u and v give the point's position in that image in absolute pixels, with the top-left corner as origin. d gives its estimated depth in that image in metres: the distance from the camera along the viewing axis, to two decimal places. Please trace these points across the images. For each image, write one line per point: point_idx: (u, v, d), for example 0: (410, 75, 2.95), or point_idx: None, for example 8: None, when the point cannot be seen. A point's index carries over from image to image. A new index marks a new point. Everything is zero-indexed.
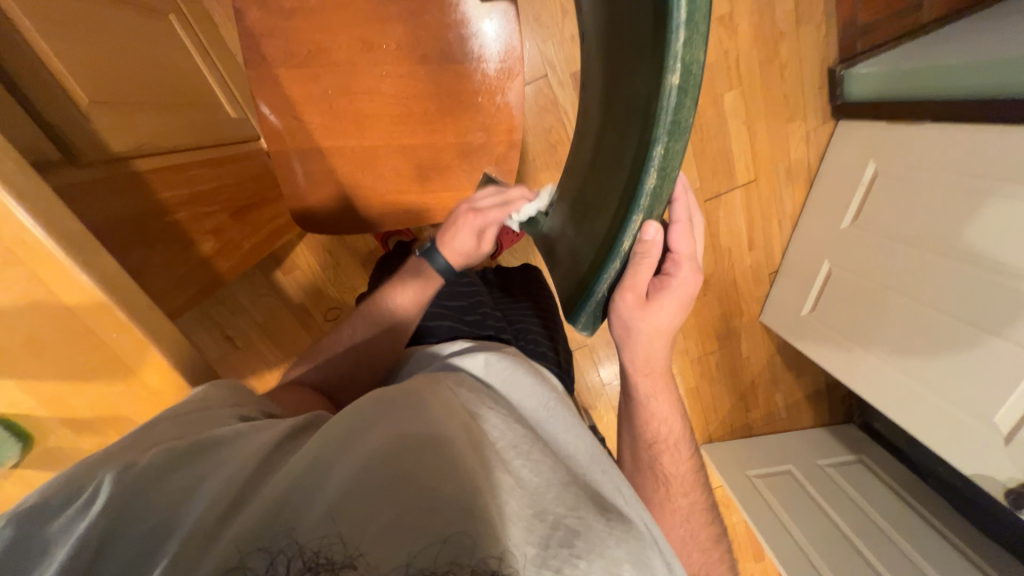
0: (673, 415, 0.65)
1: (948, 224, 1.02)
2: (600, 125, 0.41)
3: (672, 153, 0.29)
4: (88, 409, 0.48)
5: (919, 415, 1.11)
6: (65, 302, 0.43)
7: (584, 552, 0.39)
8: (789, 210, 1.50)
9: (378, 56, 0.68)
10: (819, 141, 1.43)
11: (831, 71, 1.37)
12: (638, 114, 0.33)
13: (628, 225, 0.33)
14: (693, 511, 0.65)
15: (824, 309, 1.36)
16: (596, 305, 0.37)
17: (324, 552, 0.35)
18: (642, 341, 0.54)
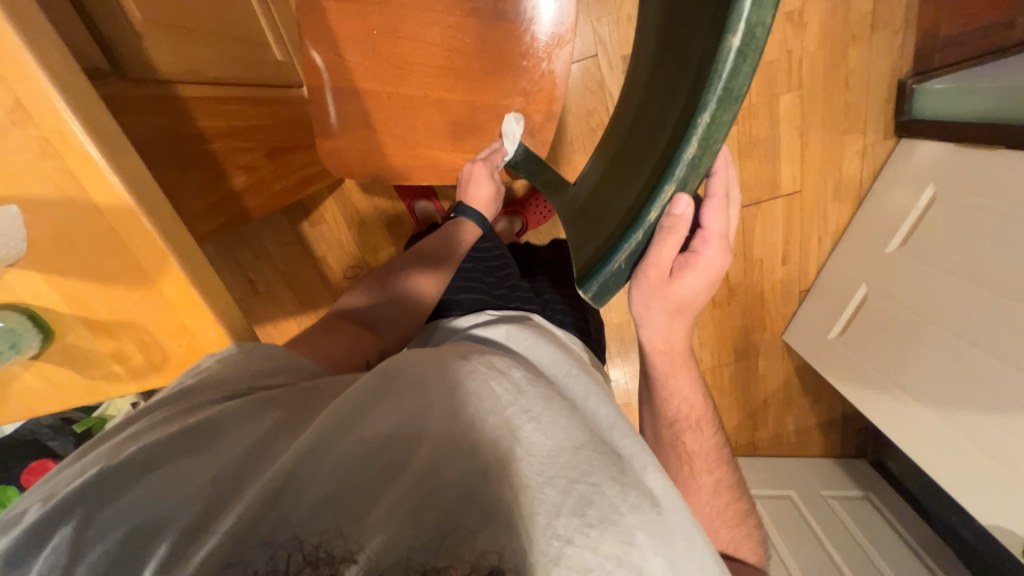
0: (695, 394, 0.63)
1: (1015, 264, 0.94)
2: (643, 97, 0.40)
3: (719, 123, 0.28)
4: (107, 314, 0.49)
5: (941, 457, 1.05)
6: (95, 201, 0.44)
7: (596, 522, 0.37)
8: (832, 228, 1.43)
9: (429, 3, 0.67)
10: (876, 157, 1.34)
11: (901, 84, 1.26)
12: (686, 81, 0.31)
13: (657, 195, 0.31)
14: (719, 489, 0.63)
15: (854, 336, 1.30)
16: (609, 276, 0.35)
17: (324, 546, 0.35)
18: (662, 317, 0.52)
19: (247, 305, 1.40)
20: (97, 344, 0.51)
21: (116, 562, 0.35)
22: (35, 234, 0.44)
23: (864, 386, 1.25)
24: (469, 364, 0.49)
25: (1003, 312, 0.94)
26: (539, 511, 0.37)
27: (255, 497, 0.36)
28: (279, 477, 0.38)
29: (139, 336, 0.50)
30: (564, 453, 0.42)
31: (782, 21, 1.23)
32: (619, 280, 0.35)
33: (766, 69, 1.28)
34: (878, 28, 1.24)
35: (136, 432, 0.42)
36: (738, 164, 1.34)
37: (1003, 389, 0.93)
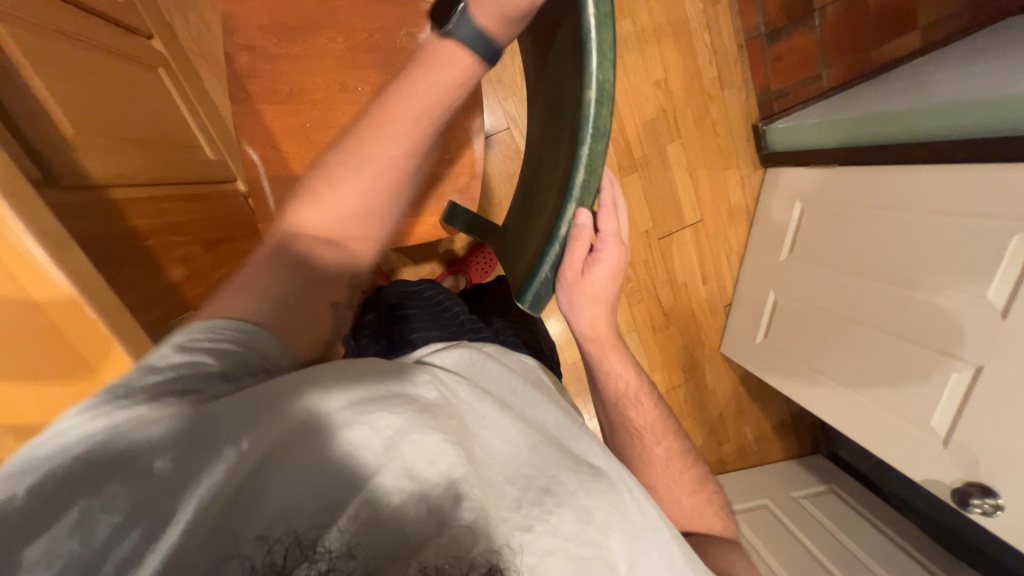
0: (629, 370, 0.68)
1: (871, 252, 1.15)
2: (541, 147, 0.50)
3: (595, 152, 0.38)
4: (44, 412, 0.47)
5: (868, 428, 1.19)
6: (36, 298, 0.45)
7: (555, 507, 0.42)
8: (735, 246, 1.64)
9: (354, 97, 0.75)
10: (753, 185, 1.60)
11: (756, 127, 1.55)
12: (567, 129, 0.42)
13: (563, 213, 0.41)
14: (671, 458, 0.67)
15: (776, 336, 1.47)
16: (541, 285, 0.43)
17: (323, 542, 0.35)
18: (585, 308, 0.59)
19: None
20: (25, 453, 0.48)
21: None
22: None
23: (798, 380, 1.39)
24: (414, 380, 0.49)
25: (882, 288, 1.12)
26: (493, 504, 0.41)
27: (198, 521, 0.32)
28: (228, 493, 0.34)
29: None
30: (523, 455, 0.46)
31: (653, 88, 1.47)
32: (548, 288, 0.44)
33: (652, 126, 1.50)
34: (726, 88, 1.52)
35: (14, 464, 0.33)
36: (646, 206, 1.54)
37: (896, 355, 1.09)
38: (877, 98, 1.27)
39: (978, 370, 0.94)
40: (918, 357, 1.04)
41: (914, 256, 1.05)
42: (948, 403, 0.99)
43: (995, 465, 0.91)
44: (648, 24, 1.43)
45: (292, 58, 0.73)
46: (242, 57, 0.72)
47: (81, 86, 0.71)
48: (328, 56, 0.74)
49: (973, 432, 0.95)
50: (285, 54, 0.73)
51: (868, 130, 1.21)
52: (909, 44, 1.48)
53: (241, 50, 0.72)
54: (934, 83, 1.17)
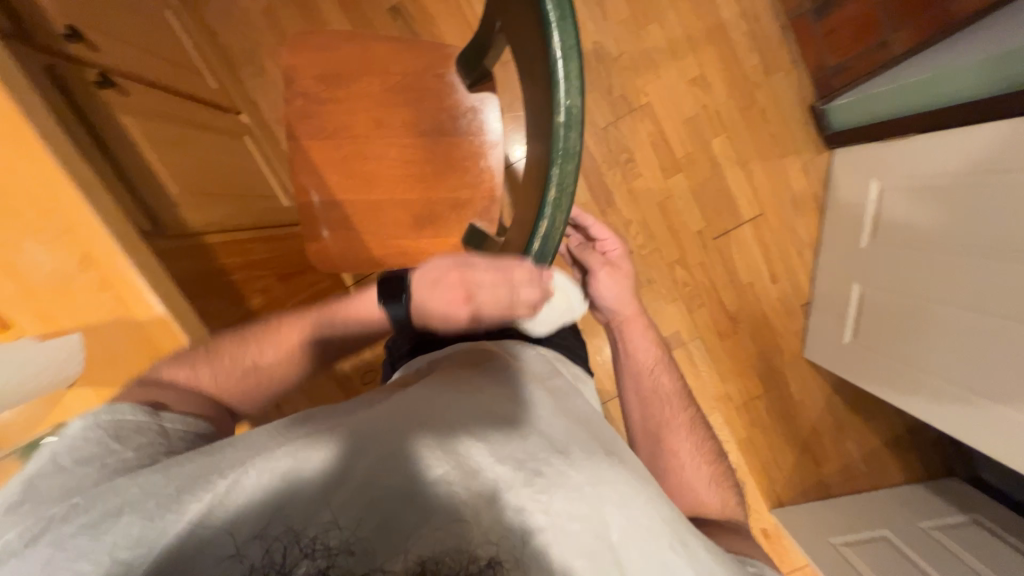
0: (650, 341, 0.73)
1: (976, 225, 0.99)
2: (533, 163, 0.55)
3: (564, 173, 0.43)
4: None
5: (1005, 439, 0.98)
6: (140, 318, 0.57)
7: (547, 487, 0.44)
8: (806, 239, 1.49)
9: (386, 131, 0.85)
10: (819, 170, 1.46)
11: (813, 108, 1.43)
12: (546, 148, 0.46)
13: (537, 229, 0.45)
14: (693, 427, 0.69)
15: (868, 333, 1.29)
16: None
17: (323, 539, 0.39)
18: (610, 284, 0.70)
19: None
20: None
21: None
22: (92, 350, 0.57)
23: (900, 383, 1.20)
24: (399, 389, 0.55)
25: (991, 270, 0.96)
26: (473, 493, 0.43)
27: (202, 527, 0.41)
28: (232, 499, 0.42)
29: None
30: (510, 440, 0.47)
31: (690, 86, 1.43)
32: None
33: (693, 123, 1.44)
34: (773, 73, 1.44)
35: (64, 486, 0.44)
36: (696, 205, 1.47)
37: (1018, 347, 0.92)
38: (957, 51, 1.12)
39: None
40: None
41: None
42: None
43: None
44: (678, 24, 1.41)
45: (334, 107, 0.85)
46: (295, 112, 0.85)
47: (183, 156, 0.89)
48: (362, 101, 0.85)
49: None
50: (329, 104, 0.85)
51: (950, 87, 1.07)
52: None
53: (294, 106, 0.85)
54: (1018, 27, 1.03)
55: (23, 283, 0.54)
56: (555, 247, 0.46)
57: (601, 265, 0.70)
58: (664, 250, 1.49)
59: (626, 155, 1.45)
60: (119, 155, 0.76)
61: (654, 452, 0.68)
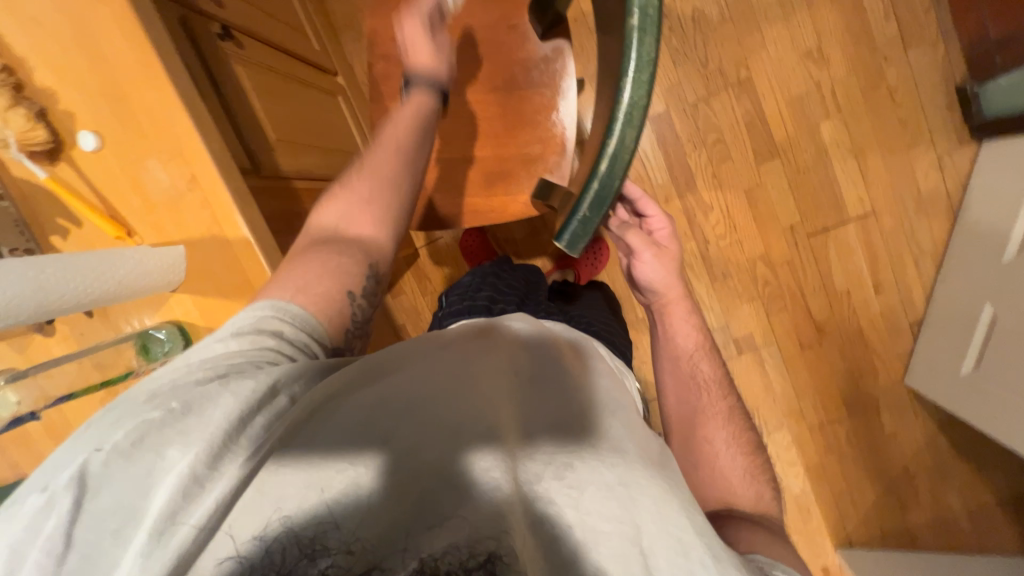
0: (693, 325, 0.65)
1: None
2: (598, 102, 0.50)
3: (638, 83, 0.40)
4: (225, 321, 0.65)
5: None
6: (229, 237, 0.64)
7: (576, 482, 0.39)
8: (928, 247, 1.27)
9: (461, 87, 0.86)
10: (958, 166, 1.22)
11: (961, 89, 1.19)
12: (612, 84, 0.44)
13: (604, 148, 0.42)
14: (732, 417, 0.60)
15: (993, 364, 1.08)
16: (579, 224, 0.43)
17: (319, 540, 0.36)
18: (655, 265, 0.61)
19: None
20: None
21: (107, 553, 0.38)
22: (190, 261, 0.65)
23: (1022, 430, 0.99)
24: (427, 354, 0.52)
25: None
26: (498, 500, 0.38)
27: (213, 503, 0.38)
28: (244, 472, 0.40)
29: None
30: (535, 435, 0.43)
31: (802, 59, 1.26)
32: (587, 227, 0.43)
33: (799, 102, 1.28)
34: (911, 46, 1.22)
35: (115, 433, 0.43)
36: (791, 196, 1.31)
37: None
38: None
39: None
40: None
41: None
42: None
43: None
44: None
45: None
46: (379, 65, 0.89)
47: (283, 106, 0.98)
48: None
49: None
50: None
51: None
52: None
53: (379, 59, 0.89)
54: None
55: (144, 196, 0.64)
56: (618, 181, 0.42)
57: (648, 245, 0.60)
58: (745, 244, 1.36)
59: (715, 134, 1.33)
60: (230, 98, 0.85)
61: (685, 440, 0.60)
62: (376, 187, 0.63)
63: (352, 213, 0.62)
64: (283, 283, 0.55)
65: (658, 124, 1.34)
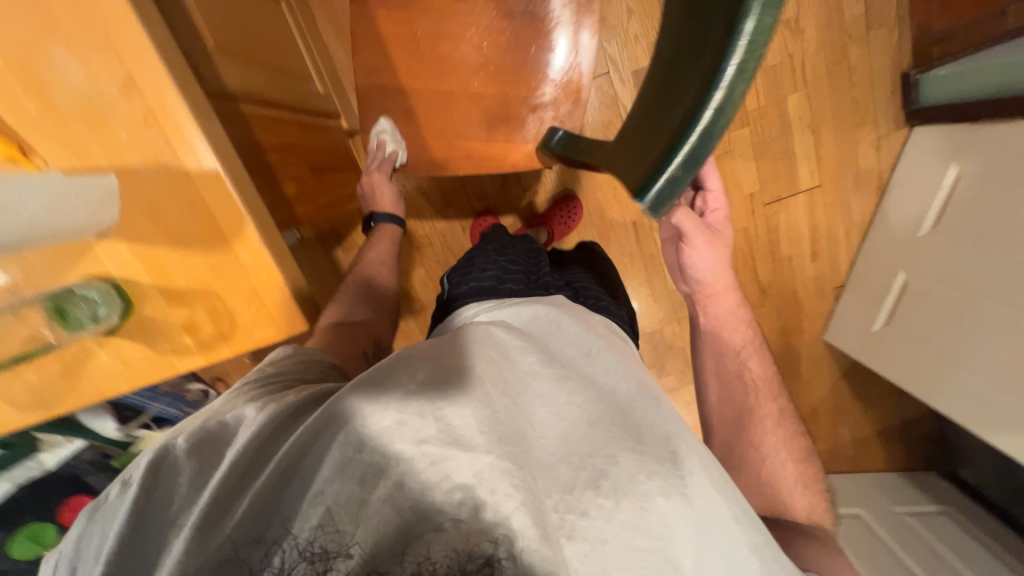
0: (742, 322, 0.68)
1: None
2: (680, 33, 0.43)
3: (764, 25, 0.34)
4: (186, 277, 0.51)
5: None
6: (185, 167, 0.48)
7: (608, 491, 0.46)
8: (858, 219, 1.43)
9: (467, 8, 0.74)
10: (891, 148, 1.36)
11: (905, 75, 1.31)
12: (719, 18, 0.37)
13: (707, 98, 0.36)
14: (781, 419, 0.65)
15: (901, 322, 1.27)
16: (664, 185, 0.38)
17: (320, 544, 0.40)
18: (707, 255, 0.64)
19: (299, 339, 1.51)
20: (171, 313, 0.53)
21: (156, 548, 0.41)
22: (126, 198, 0.48)
23: (923, 377, 1.20)
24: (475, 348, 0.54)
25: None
26: (515, 515, 0.40)
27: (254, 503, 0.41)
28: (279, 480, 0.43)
29: (215, 304, 0.53)
30: (578, 435, 0.50)
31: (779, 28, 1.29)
32: (673, 187, 0.38)
33: (772, 73, 1.32)
34: (872, 28, 1.29)
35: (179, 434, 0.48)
36: (754, 165, 1.38)
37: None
38: None
39: None
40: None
41: None
42: None
43: None
44: None
45: None
46: None
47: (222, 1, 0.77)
48: None
49: None
50: None
51: None
52: None
53: None
54: None
55: (48, 100, 0.45)
56: (719, 137, 0.36)
57: (702, 230, 0.61)
58: None
59: None
60: None
61: (734, 440, 0.65)
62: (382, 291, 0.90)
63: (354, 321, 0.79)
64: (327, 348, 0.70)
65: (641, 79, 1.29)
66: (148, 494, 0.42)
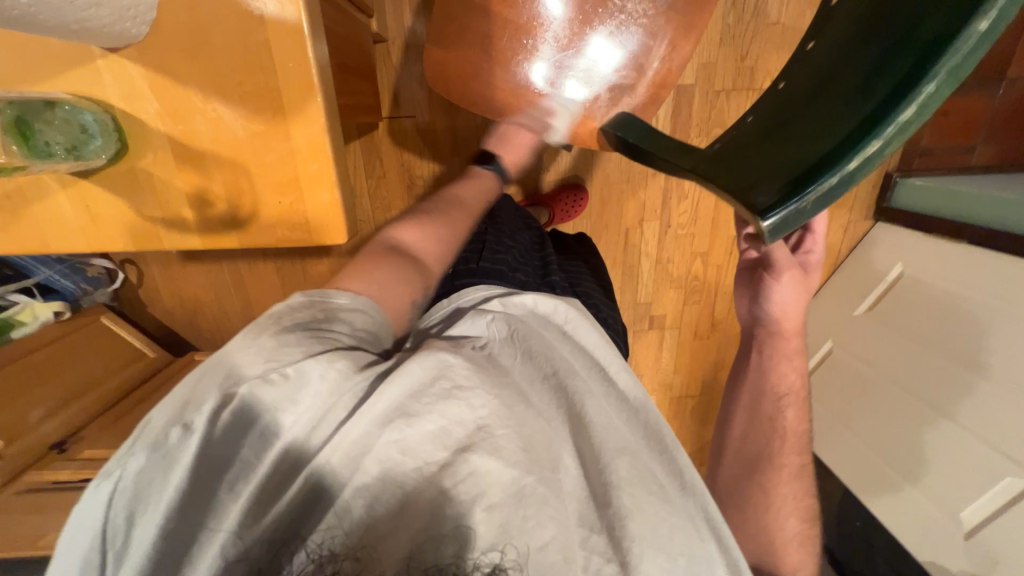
0: (798, 375, 0.73)
1: (975, 347, 1.09)
2: (838, 77, 0.43)
3: (943, 90, 0.32)
4: (218, 129, 0.53)
5: (901, 514, 1.18)
6: (257, 14, 0.49)
7: (608, 527, 0.52)
8: (808, 286, 1.59)
9: None
10: (854, 233, 1.51)
11: (888, 175, 1.43)
12: (898, 69, 0.35)
13: (861, 145, 0.34)
14: (798, 473, 0.69)
15: (819, 384, 1.48)
16: (785, 215, 0.35)
17: (340, 543, 0.46)
18: (786, 291, 0.70)
19: (250, 268, 1.42)
20: (193, 167, 0.55)
21: (205, 504, 0.45)
22: (164, 12, 0.49)
23: (828, 435, 1.41)
24: (506, 371, 0.59)
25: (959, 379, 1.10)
26: (517, 542, 0.47)
27: (288, 504, 0.46)
28: (311, 481, 0.47)
29: (244, 174, 0.55)
30: (586, 469, 0.56)
31: None
32: (795, 219, 0.36)
33: None
34: None
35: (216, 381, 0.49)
36: None
37: (967, 457, 1.06)
38: None
39: None
40: (987, 466, 1.02)
41: None
42: (984, 503, 1.02)
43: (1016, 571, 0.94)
44: None
45: None
46: None
47: None
48: None
49: (1004, 533, 0.97)
50: None
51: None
52: None
53: None
54: None
55: None
56: (855, 184, 0.35)
57: (792, 265, 0.68)
58: (695, 240, 1.49)
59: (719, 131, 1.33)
60: None
61: (750, 479, 0.70)
62: (452, 230, 0.73)
63: (422, 246, 0.70)
64: (361, 285, 0.61)
65: (680, 95, 1.30)
66: (204, 459, 0.46)
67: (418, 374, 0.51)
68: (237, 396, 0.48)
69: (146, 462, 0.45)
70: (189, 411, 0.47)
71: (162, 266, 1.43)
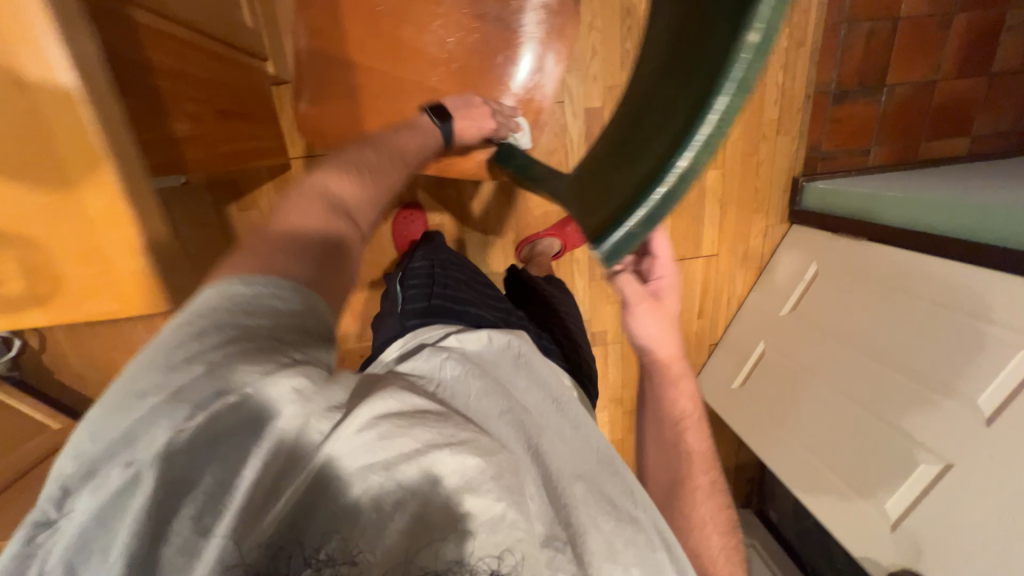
0: (693, 396, 0.76)
1: (892, 339, 1.15)
2: (654, 91, 0.45)
3: (733, 107, 0.36)
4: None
5: (836, 508, 1.19)
6: (31, 82, 0.46)
7: (573, 535, 0.52)
8: (738, 289, 1.64)
9: None
10: (774, 237, 1.59)
11: (796, 180, 1.52)
12: (693, 86, 0.39)
13: (673, 163, 0.38)
14: (712, 490, 0.72)
15: (754, 385, 1.51)
16: (623, 236, 0.40)
17: (326, 551, 0.41)
18: (655, 324, 0.70)
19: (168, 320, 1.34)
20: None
21: (161, 540, 0.36)
22: None
23: (762, 435, 1.43)
24: (469, 395, 0.57)
25: (920, 398, 1.05)
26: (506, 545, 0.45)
27: (273, 519, 0.40)
28: (303, 492, 0.41)
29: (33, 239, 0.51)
30: (560, 483, 0.55)
31: None
32: (629, 241, 0.40)
33: None
34: (781, 133, 1.48)
35: (149, 405, 0.38)
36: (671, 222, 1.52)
37: (889, 447, 1.09)
38: (940, 184, 1.26)
39: (946, 467, 0.99)
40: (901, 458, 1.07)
41: (942, 354, 1.04)
42: (905, 492, 1.05)
43: (940, 561, 0.96)
44: None
45: None
46: None
47: None
48: None
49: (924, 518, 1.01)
50: None
51: (922, 210, 1.18)
52: (939, 151, 1.52)
53: None
54: (976, 185, 1.22)
55: None
56: (678, 199, 0.39)
57: (642, 296, 0.67)
58: None
59: None
60: None
61: (670, 507, 0.71)
62: (384, 182, 0.62)
63: (358, 204, 0.58)
64: (261, 256, 0.48)
65: (591, 117, 1.34)
66: (169, 481, 0.37)
67: (398, 395, 0.48)
68: (214, 405, 0.38)
69: (86, 508, 0.36)
70: (117, 445, 0.37)
71: (65, 329, 1.32)
